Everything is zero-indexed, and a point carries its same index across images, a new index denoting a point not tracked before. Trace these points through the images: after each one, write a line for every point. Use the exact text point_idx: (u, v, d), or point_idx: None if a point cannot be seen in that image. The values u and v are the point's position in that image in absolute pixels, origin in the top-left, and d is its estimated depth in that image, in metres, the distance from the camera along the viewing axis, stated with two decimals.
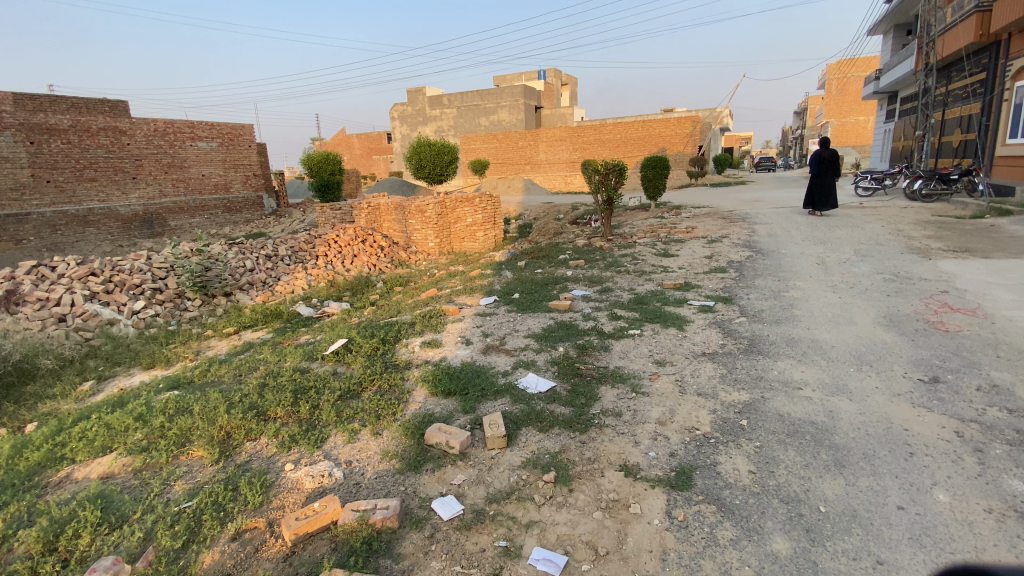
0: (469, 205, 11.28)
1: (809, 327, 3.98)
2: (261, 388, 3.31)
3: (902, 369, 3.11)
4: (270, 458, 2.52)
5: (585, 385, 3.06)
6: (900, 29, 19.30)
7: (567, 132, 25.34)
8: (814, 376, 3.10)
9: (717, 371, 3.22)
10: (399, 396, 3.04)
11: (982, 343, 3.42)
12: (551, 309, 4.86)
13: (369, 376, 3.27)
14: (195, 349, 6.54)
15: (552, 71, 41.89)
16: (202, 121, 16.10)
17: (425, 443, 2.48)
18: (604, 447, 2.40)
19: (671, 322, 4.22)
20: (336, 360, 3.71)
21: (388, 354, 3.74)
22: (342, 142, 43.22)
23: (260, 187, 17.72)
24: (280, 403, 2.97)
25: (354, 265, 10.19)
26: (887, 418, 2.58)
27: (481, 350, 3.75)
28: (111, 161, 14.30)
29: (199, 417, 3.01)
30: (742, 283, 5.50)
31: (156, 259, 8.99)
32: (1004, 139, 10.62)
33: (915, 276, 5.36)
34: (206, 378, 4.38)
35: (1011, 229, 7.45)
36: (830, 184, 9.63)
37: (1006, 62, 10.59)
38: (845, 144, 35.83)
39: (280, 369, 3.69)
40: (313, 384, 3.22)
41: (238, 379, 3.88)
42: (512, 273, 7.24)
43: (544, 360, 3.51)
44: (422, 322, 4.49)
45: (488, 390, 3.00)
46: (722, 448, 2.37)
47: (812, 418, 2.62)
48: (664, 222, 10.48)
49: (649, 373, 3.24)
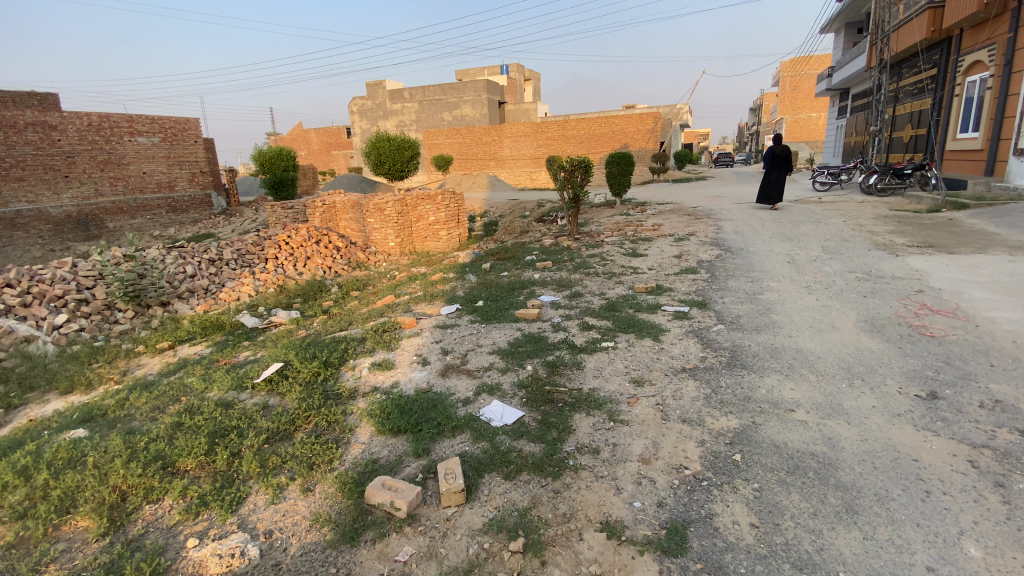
0: (430, 203, 10.73)
1: (791, 334, 3.73)
2: (174, 429, 2.79)
3: (897, 383, 2.87)
4: (171, 530, 2.04)
5: (556, 415, 2.68)
6: (851, 27, 19.83)
7: (531, 128, 25.01)
8: (805, 395, 2.80)
9: (700, 391, 2.89)
10: (339, 436, 2.58)
11: (972, 351, 3.24)
12: (517, 319, 4.46)
13: (304, 412, 2.80)
14: (122, 369, 5.84)
15: (515, 66, 41.57)
16: (142, 114, 14.91)
17: (365, 503, 2.05)
18: (581, 498, 2.04)
19: (647, 332, 3.89)
20: (268, 391, 3.21)
21: (330, 380, 3.27)
22: (298, 138, 41.48)
23: (208, 184, 16.59)
24: (191, 451, 2.47)
25: (308, 269, 9.52)
26: (893, 445, 2.31)
27: (439, 371, 3.32)
28: (40, 159, 13.02)
29: (91, 471, 2.46)
30: (716, 285, 5.24)
31: (82, 265, 8.10)
32: (955, 133, 10.92)
33: (888, 274, 5.24)
34: (126, 404, 3.80)
35: (970, 223, 7.53)
36: (783, 180, 9.65)
37: (957, 57, 10.84)
38: (799, 139, 36.94)
39: (201, 403, 3.16)
40: (236, 424, 2.72)
41: (155, 413, 3.31)
42: (476, 276, 6.80)
43: (510, 383, 3.10)
44: (372, 339, 4.00)
45: (445, 426, 2.57)
46: (717, 493, 2.04)
47: (811, 448, 2.31)
48: (631, 219, 10.25)
49: (627, 395, 2.89)
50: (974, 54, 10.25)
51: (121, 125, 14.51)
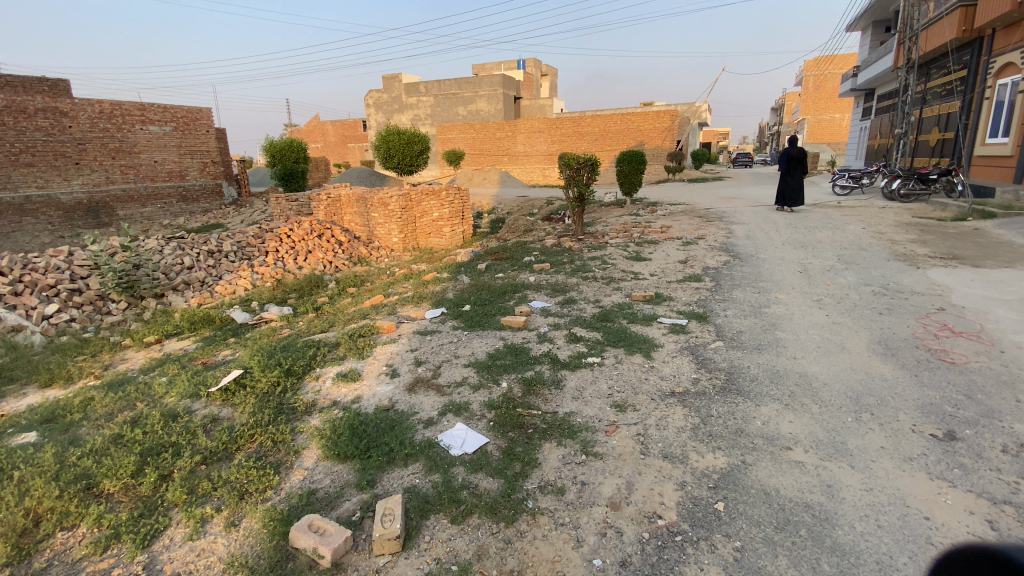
0: (434, 199, 10.47)
1: (795, 355, 3.40)
2: (112, 443, 2.61)
3: (909, 420, 2.55)
4: (73, 566, 1.85)
5: (523, 444, 2.40)
6: (879, 25, 19.11)
7: (545, 123, 24.63)
8: (805, 430, 2.50)
9: (688, 421, 2.59)
10: (281, 460, 2.36)
11: (996, 382, 2.90)
12: (502, 327, 4.20)
13: (250, 428, 2.59)
14: (105, 363, 5.70)
15: (532, 60, 41.20)
16: (154, 103, 14.90)
17: (289, 546, 1.83)
18: (534, 552, 1.78)
19: (638, 347, 3.59)
20: (223, 402, 3.01)
21: (289, 391, 3.05)
22: (314, 130, 41.53)
23: (220, 175, 16.57)
24: (117, 472, 2.28)
25: (308, 263, 9.35)
26: (901, 498, 2.01)
27: (407, 386, 3.07)
28: (51, 145, 13.04)
29: (9, 489, 2.26)
30: (720, 295, 4.93)
31: (77, 254, 7.99)
32: (984, 138, 10.37)
33: (906, 288, 4.87)
34: (88, 403, 3.61)
35: (997, 234, 7.07)
36: (797, 181, 9.30)
37: (988, 59, 10.26)
38: (821, 141, 36.03)
39: (149, 413, 2.97)
40: (174, 441, 2.54)
41: (103, 423, 3.10)
42: (470, 277, 6.56)
43: (479, 403, 2.82)
44: (345, 345, 3.77)
45: (398, 453, 2.33)
46: (691, 553, 1.77)
47: (807, 497, 2.02)
48: (639, 220, 9.91)
49: (605, 422, 2.61)
50: (1005, 56, 9.69)
51: (133, 114, 14.50)
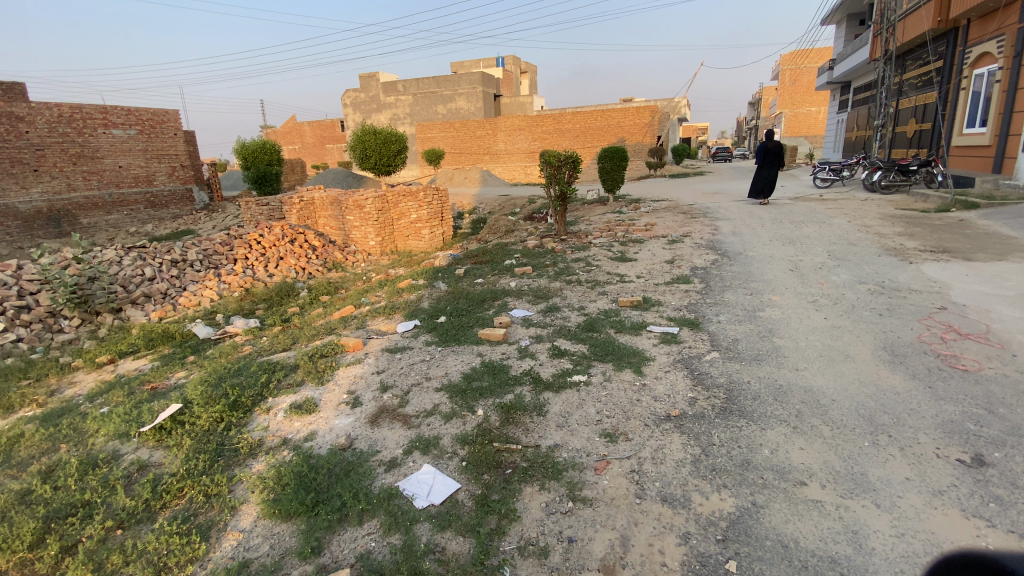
0: (412, 200, 10.05)
1: (797, 367, 3.12)
2: (16, 502, 2.23)
3: (932, 442, 2.28)
4: None
5: (500, 491, 2.06)
6: (853, 18, 19.16)
7: (526, 121, 24.28)
8: (817, 459, 2.21)
9: (686, 452, 2.29)
10: (213, 520, 2.01)
11: (1018, 394, 2.64)
12: (480, 340, 3.86)
13: (179, 479, 2.22)
14: (50, 388, 5.19)
15: (512, 57, 40.73)
16: (116, 105, 14.17)
17: None
18: None
19: (627, 362, 3.27)
20: (156, 444, 2.63)
21: (233, 429, 2.67)
22: (292, 130, 40.60)
23: (190, 179, 15.84)
24: (10, 547, 1.91)
25: (279, 270, 8.87)
26: (937, 545, 1.73)
27: (369, 418, 2.70)
28: (7, 152, 12.27)
29: None
30: (710, 298, 4.64)
31: (26, 268, 7.40)
32: (962, 128, 10.34)
33: (903, 286, 4.65)
34: (16, 439, 3.15)
35: (983, 225, 6.94)
36: (771, 175, 9.17)
37: (964, 49, 10.21)
38: (798, 134, 36.47)
39: (67, 462, 2.55)
40: (90, 500, 2.17)
41: (16, 476, 2.63)
42: (447, 283, 6.20)
43: (451, 437, 2.47)
44: (303, 368, 3.38)
45: (351, 508, 1.98)
46: None
47: (831, 550, 1.73)
48: (623, 218, 9.65)
49: (594, 457, 2.28)
50: (982, 46, 9.61)
51: (94, 117, 13.76)
